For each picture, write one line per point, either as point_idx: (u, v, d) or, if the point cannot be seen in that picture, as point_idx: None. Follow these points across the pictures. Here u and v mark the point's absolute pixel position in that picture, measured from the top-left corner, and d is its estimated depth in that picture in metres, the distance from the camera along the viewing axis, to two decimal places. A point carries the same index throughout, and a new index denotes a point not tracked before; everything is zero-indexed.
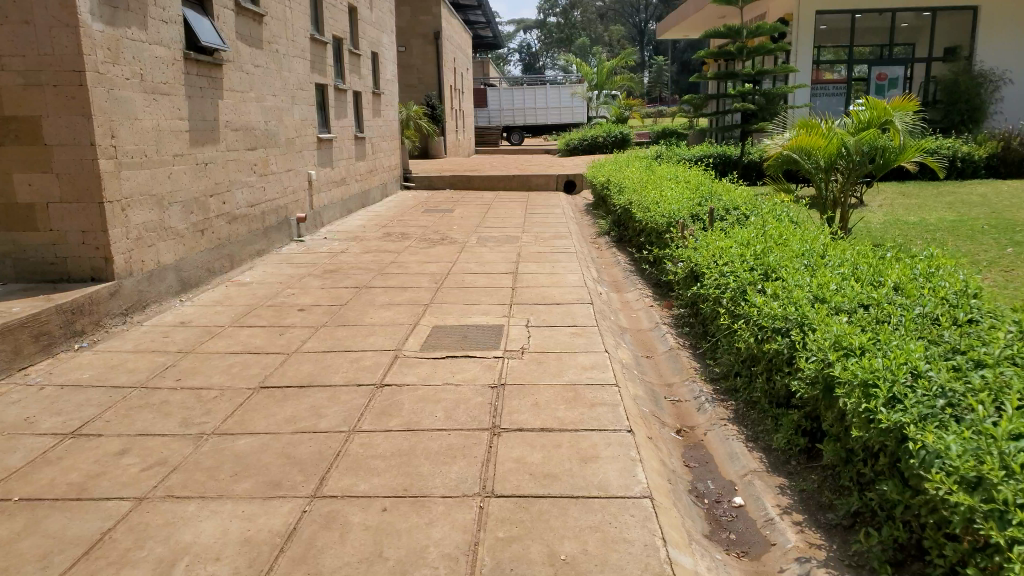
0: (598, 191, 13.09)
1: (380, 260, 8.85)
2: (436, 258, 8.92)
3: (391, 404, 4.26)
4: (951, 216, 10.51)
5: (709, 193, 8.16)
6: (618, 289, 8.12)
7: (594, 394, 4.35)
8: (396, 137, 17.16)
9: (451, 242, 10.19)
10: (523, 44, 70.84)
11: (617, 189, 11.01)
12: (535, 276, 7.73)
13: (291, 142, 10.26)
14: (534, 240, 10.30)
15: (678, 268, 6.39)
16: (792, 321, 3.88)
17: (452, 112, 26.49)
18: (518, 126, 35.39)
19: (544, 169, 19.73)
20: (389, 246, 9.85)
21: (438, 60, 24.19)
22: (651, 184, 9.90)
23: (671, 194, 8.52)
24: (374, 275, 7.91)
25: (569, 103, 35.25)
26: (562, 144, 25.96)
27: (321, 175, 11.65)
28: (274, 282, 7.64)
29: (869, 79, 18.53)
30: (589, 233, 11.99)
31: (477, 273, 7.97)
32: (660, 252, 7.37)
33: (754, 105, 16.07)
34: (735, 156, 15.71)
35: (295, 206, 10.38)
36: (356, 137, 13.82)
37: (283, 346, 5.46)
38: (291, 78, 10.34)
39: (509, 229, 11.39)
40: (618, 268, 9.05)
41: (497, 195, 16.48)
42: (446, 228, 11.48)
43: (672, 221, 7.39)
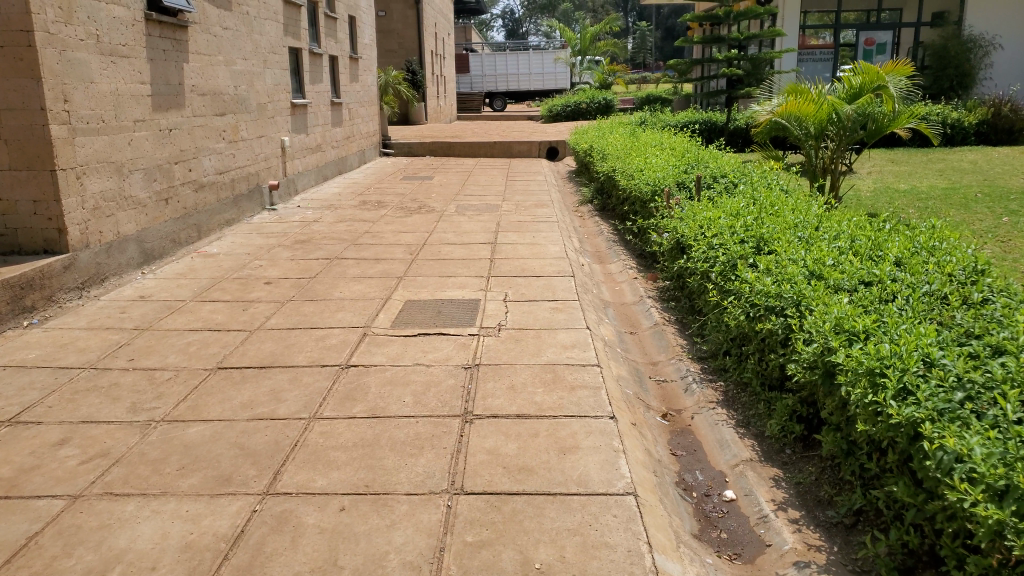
0: (581, 158, 12.73)
1: (354, 229, 8.50)
2: (413, 228, 8.59)
3: (356, 388, 3.97)
4: (943, 185, 10.27)
5: (696, 160, 7.85)
6: (600, 260, 7.84)
7: (575, 376, 4.07)
8: (374, 102, 16.67)
9: (428, 211, 9.85)
10: (507, 8, 69.67)
11: (600, 155, 10.65)
12: (515, 247, 7.42)
13: (262, 107, 9.81)
14: (514, 209, 9.97)
15: (662, 239, 6.12)
16: (788, 300, 3.60)
17: (434, 77, 25.89)
18: (501, 92, 34.79)
19: (527, 135, 19.30)
20: (365, 215, 9.50)
21: (420, 23, 23.52)
22: (635, 150, 9.57)
23: (656, 161, 8.20)
24: (347, 246, 7.57)
25: (552, 68, 34.67)
26: (545, 110, 25.50)
27: (295, 141, 11.22)
28: (242, 253, 7.28)
29: (856, 44, 18.29)
30: (571, 201, 11.66)
31: (454, 244, 7.64)
32: (644, 222, 7.08)
33: (741, 70, 15.70)
34: (721, 122, 15.39)
35: (267, 174, 9.98)
36: (332, 102, 13.35)
37: (246, 323, 5.12)
38: (263, 41, 9.84)
39: (489, 197, 11.05)
40: (601, 238, 8.76)
41: (478, 162, 16.08)
42: (424, 196, 11.13)
43: (657, 189, 7.09)
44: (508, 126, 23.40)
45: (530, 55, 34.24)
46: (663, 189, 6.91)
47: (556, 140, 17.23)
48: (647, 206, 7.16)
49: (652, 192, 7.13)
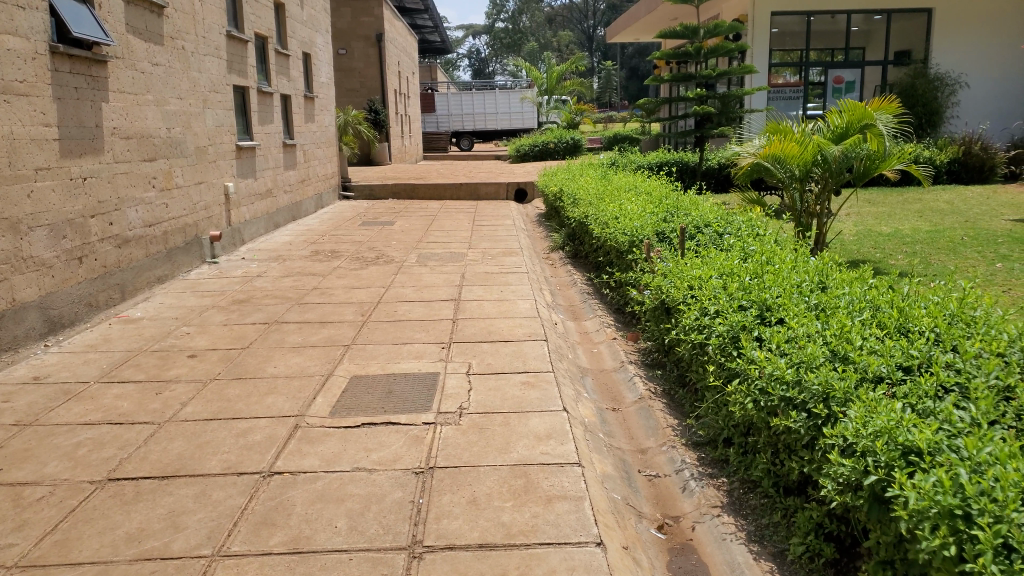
0: (550, 202, 12.12)
1: (301, 285, 7.70)
2: (368, 281, 7.80)
3: (278, 507, 3.16)
4: (926, 226, 9.82)
5: (675, 207, 7.22)
6: (575, 316, 7.12)
7: (552, 483, 3.29)
8: (332, 144, 15.95)
9: (386, 261, 9.10)
10: (473, 50, 70.01)
11: (571, 201, 10.01)
12: (480, 304, 6.69)
13: (202, 152, 9.02)
14: (480, 258, 9.26)
15: (645, 299, 5.42)
16: (811, 391, 2.86)
17: (397, 118, 25.33)
18: (467, 132, 34.40)
19: (493, 176, 18.72)
20: (316, 267, 8.72)
21: (381, 64, 22.99)
22: (610, 196, 8.93)
23: (632, 208, 7.57)
24: (290, 306, 6.75)
25: (518, 108, 34.39)
26: (511, 150, 24.99)
27: (242, 188, 10.43)
28: (169, 317, 6.44)
29: (825, 83, 18.12)
30: (541, 248, 10.95)
31: (413, 300, 6.88)
32: (624, 277, 6.40)
33: (713, 109, 15.29)
34: (693, 162, 14.93)
35: (208, 224, 9.15)
36: (285, 145, 12.60)
37: (156, 411, 4.28)
38: (202, 78, 9.10)
39: (453, 244, 10.34)
40: (575, 290, 8.07)
41: (442, 205, 15.41)
42: (382, 244, 10.36)
43: (635, 240, 6.42)
44: (473, 166, 22.84)
45: (495, 94, 33.96)
46: (642, 241, 6.28)
47: (523, 181, 16.64)
48: (625, 260, 6.48)
49: (630, 244, 6.45)
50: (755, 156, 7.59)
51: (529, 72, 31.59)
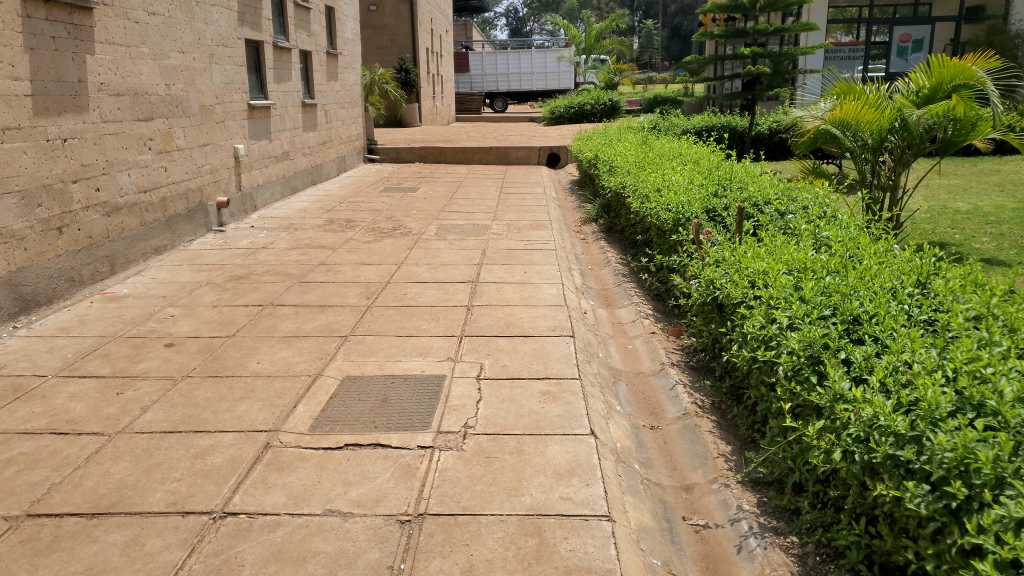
0: (585, 169, 11.28)
1: (307, 259, 7.03)
2: (379, 256, 7.11)
3: (221, 569, 2.49)
4: (1010, 203, 8.81)
5: (726, 180, 6.37)
6: (608, 302, 6.37)
7: (572, 547, 2.59)
8: (357, 104, 15.18)
9: (404, 232, 8.40)
10: (510, 9, 68.32)
11: (608, 169, 9.13)
12: (501, 287, 5.95)
13: (208, 111, 8.33)
14: (505, 231, 8.51)
15: (693, 290, 4.65)
16: (944, 460, 2.10)
17: (429, 77, 24.42)
18: (502, 93, 33.34)
19: (526, 139, 17.84)
20: (327, 238, 8.05)
21: (413, 21, 22.04)
22: (650, 164, 8.06)
23: (675, 179, 6.73)
24: (289, 285, 6.08)
25: (555, 68, 33.20)
26: (546, 112, 24.01)
27: (255, 150, 9.76)
28: (157, 295, 5.80)
29: (889, 42, 16.78)
30: (572, 220, 10.15)
31: (425, 281, 6.17)
32: (667, 260, 5.61)
33: (768, 69, 14.18)
34: (741, 128, 13.91)
35: (214, 189, 8.51)
36: (304, 104, 11.87)
37: (107, 420, 3.63)
38: (209, 30, 8.38)
39: (479, 214, 9.59)
40: (608, 270, 7.30)
41: (471, 170, 14.63)
42: (402, 212, 9.66)
43: (681, 217, 5.61)
44: (506, 129, 21.95)
45: (531, 53, 32.82)
46: (689, 219, 5.47)
47: (556, 145, 15.76)
48: (669, 240, 5.69)
49: (675, 221, 5.64)
50: (822, 120, 6.81)
51: (567, 30, 30.32)
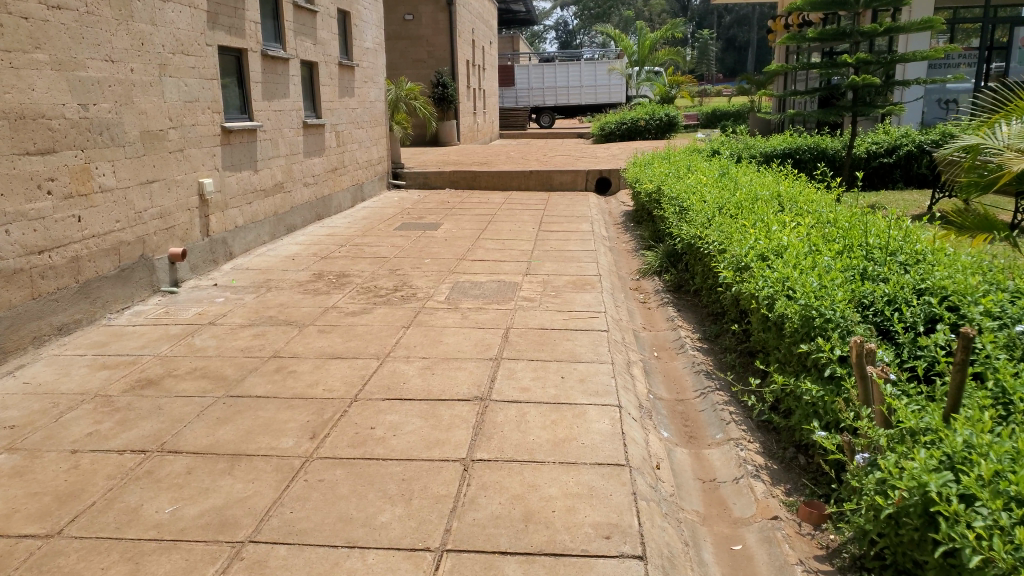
0: (643, 204, 9.27)
1: (256, 348, 5.01)
2: (358, 342, 5.05)
3: None
4: None
5: (870, 244, 4.29)
6: (689, 427, 4.28)
7: None
8: (380, 122, 13.29)
9: (408, 294, 6.39)
10: (559, 22, 66.78)
11: (681, 208, 7.02)
12: (523, 413, 3.86)
13: (156, 137, 6.45)
14: (539, 293, 6.44)
15: (871, 481, 2.61)
16: None
17: (469, 92, 22.55)
18: (549, 108, 31.42)
19: (573, 160, 15.79)
20: (303, 305, 6.08)
21: (452, 31, 20.15)
22: (743, 210, 5.94)
23: (790, 239, 4.68)
24: (209, 405, 4.06)
25: (605, 82, 31.18)
26: (595, 130, 21.90)
27: (232, 184, 7.87)
28: (4, 422, 3.86)
29: (1010, 44, 14.41)
30: (627, 271, 8.02)
31: (411, 397, 4.08)
32: (794, 384, 3.54)
33: (877, 79, 11.74)
34: (833, 150, 11.71)
35: (166, 238, 6.62)
36: (308, 125, 9.97)
37: None
38: (159, 32, 6.50)
39: (508, 265, 7.54)
40: (684, 364, 5.20)
41: (508, 199, 12.65)
42: (411, 262, 7.64)
43: (819, 312, 3.54)
44: (551, 148, 19.88)
45: (579, 67, 30.87)
46: (849, 334, 3.37)
47: (606, 169, 13.64)
48: (797, 349, 3.64)
49: (808, 321, 3.57)
50: None
51: (618, 42, 28.20)
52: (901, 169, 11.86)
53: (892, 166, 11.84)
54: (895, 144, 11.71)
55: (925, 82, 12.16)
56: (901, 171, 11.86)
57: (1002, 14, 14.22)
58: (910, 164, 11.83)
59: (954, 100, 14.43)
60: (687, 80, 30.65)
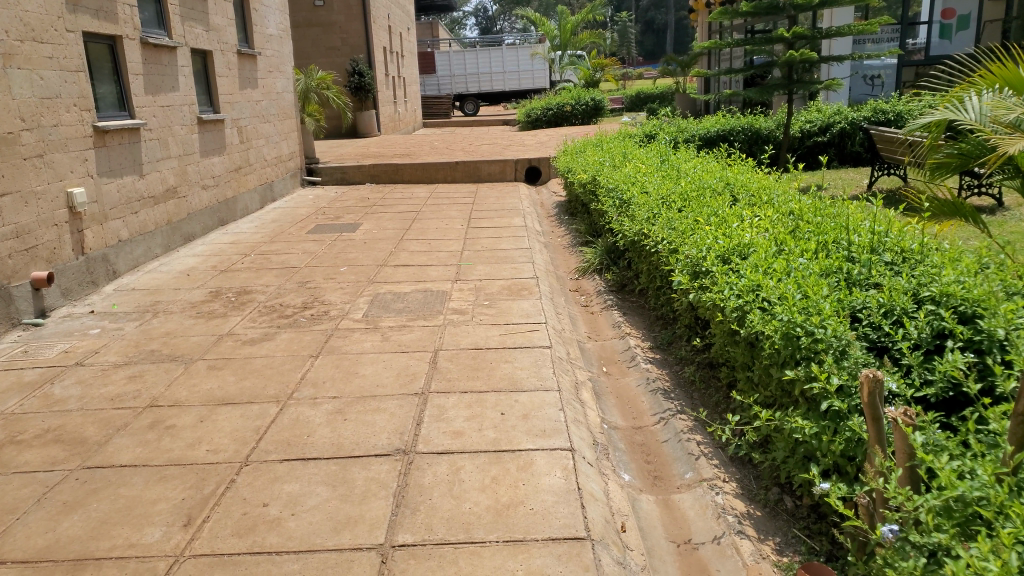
0: (578, 195, 8.61)
1: (129, 395, 4.12)
2: (256, 383, 4.21)
3: None
4: None
5: (847, 239, 3.67)
6: (654, 463, 3.63)
7: None
8: (290, 115, 12.26)
9: (320, 312, 5.55)
10: (478, 8, 65.82)
11: (620, 202, 6.37)
12: (456, 471, 3.11)
13: (3, 141, 5.41)
14: (470, 304, 5.69)
15: (910, 568, 1.91)
16: None
17: (388, 82, 21.53)
18: (474, 95, 30.58)
19: (501, 149, 15.05)
20: (194, 333, 5.18)
21: (366, 17, 19.11)
22: (693, 203, 5.29)
23: (754, 238, 4.05)
24: (55, 484, 3.19)
25: (529, 66, 30.47)
26: (521, 116, 21.19)
27: (113, 192, 6.83)
28: None
29: (931, 19, 14.14)
30: (565, 271, 7.35)
31: (317, 458, 3.29)
32: (778, 418, 2.91)
33: (815, 55, 11.13)
34: (766, 129, 11.29)
35: (25, 261, 5.60)
36: (205, 122, 8.91)
37: None
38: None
39: (434, 271, 6.75)
40: (638, 381, 4.55)
41: (433, 193, 11.82)
42: (324, 272, 6.77)
43: (804, 326, 2.90)
44: (477, 136, 19.08)
45: (501, 52, 30.06)
46: (846, 359, 2.71)
47: (535, 157, 12.94)
48: (778, 373, 2.98)
49: (792, 340, 2.91)
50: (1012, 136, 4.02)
51: (539, 26, 27.53)
52: (836, 147, 11.41)
53: (827, 144, 11.41)
54: (828, 122, 11.34)
55: (857, 57, 11.65)
56: (835, 150, 11.40)
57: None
58: (843, 142, 11.37)
59: (880, 76, 14.23)
60: (612, 63, 30.18)
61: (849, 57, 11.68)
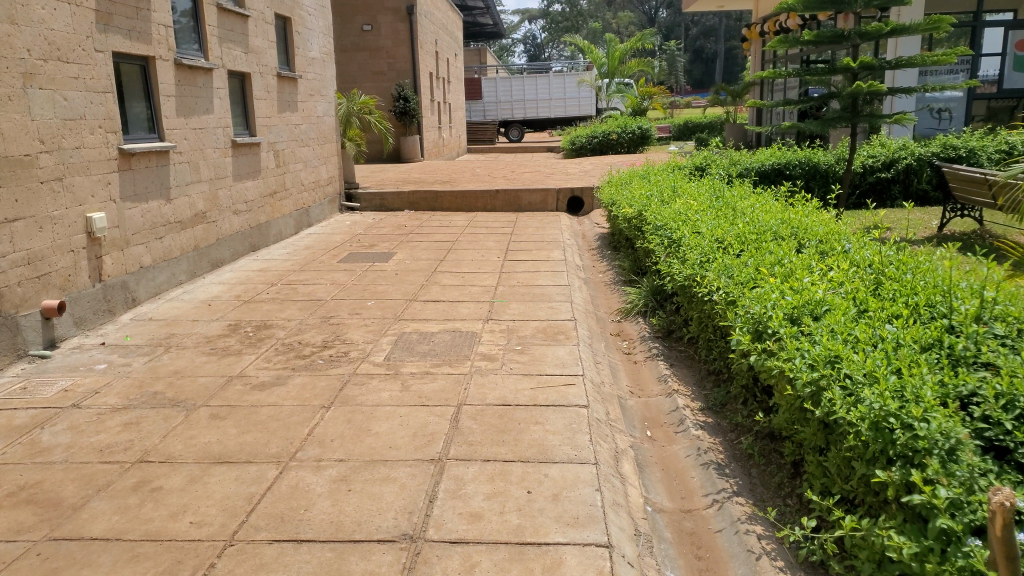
0: (622, 230, 8.17)
1: (118, 446, 3.73)
2: (257, 438, 3.79)
3: None
4: None
5: (941, 303, 3.25)
6: (706, 561, 3.19)
7: None
8: (330, 138, 12.03)
9: (338, 353, 5.15)
10: (528, 35, 66.11)
11: (669, 239, 5.90)
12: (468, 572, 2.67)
13: (18, 163, 5.14)
14: (501, 349, 5.23)
15: None
16: None
17: (433, 106, 21.37)
18: (519, 121, 30.35)
19: (544, 177, 14.67)
20: (202, 374, 4.80)
21: (414, 42, 18.98)
22: (755, 248, 4.85)
23: (825, 290, 3.62)
24: (14, 559, 2.79)
25: (575, 94, 30.20)
26: (566, 143, 20.81)
27: (136, 216, 6.56)
28: None
29: (1003, 50, 13.37)
30: (606, 310, 6.89)
31: (311, 542, 2.87)
32: (869, 529, 2.51)
33: (883, 86, 10.36)
34: (825, 164, 10.71)
35: (36, 289, 5.31)
36: (240, 146, 8.68)
37: None
38: (22, 33, 5.21)
39: (464, 309, 6.32)
40: (685, 448, 4.10)
41: (472, 221, 11.47)
42: (349, 307, 6.39)
43: (902, 421, 2.49)
44: (520, 163, 18.75)
45: (549, 79, 29.83)
46: (958, 467, 2.32)
47: (578, 187, 12.51)
48: (865, 469, 2.58)
49: (886, 435, 2.51)
50: None
51: (588, 53, 27.25)
52: (900, 184, 10.77)
53: (890, 181, 10.79)
54: (892, 157, 10.71)
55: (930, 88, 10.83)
56: (899, 186, 10.76)
57: (987, 17, 13.32)
58: (909, 179, 10.75)
59: (947, 108, 13.49)
60: (661, 92, 29.74)
61: (918, 89, 10.78)
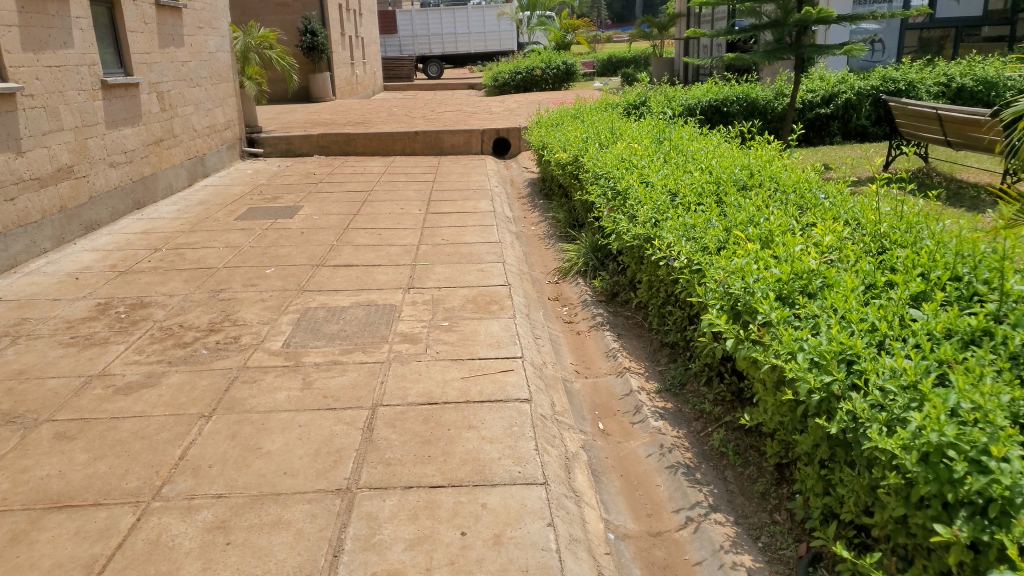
0: (555, 176, 7.47)
1: None
2: (113, 467, 2.95)
3: None
4: None
5: (972, 273, 2.58)
6: None
7: None
8: (226, 77, 10.76)
9: (227, 340, 4.27)
10: None
11: (612, 191, 5.20)
12: None
13: None
14: (424, 326, 4.47)
15: None
16: None
17: (345, 40, 19.88)
18: (438, 57, 28.93)
19: (467, 116, 13.72)
20: (52, 374, 3.87)
21: None
22: (719, 205, 4.15)
23: (817, 260, 2.96)
24: None
25: (495, 28, 28.97)
26: (489, 80, 19.76)
27: None
28: None
29: None
30: (542, 271, 6.19)
31: None
32: None
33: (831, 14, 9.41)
34: (763, 100, 10.19)
35: None
36: (113, 87, 7.45)
37: None
38: None
39: (381, 275, 5.50)
40: (647, 442, 3.48)
41: (390, 168, 10.50)
42: (245, 276, 5.48)
43: (965, 452, 1.78)
44: (440, 101, 17.66)
45: (467, 12, 28.42)
46: None
47: (504, 127, 11.63)
48: (908, 514, 1.87)
49: (940, 472, 1.79)
50: None
51: None
52: (839, 120, 10.37)
53: (830, 117, 10.37)
54: (832, 91, 10.23)
55: (885, 16, 9.73)
56: (838, 123, 10.37)
57: None
58: (848, 115, 10.33)
59: (878, 39, 13.30)
60: (584, 26, 28.81)
61: (869, 15, 9.80)
